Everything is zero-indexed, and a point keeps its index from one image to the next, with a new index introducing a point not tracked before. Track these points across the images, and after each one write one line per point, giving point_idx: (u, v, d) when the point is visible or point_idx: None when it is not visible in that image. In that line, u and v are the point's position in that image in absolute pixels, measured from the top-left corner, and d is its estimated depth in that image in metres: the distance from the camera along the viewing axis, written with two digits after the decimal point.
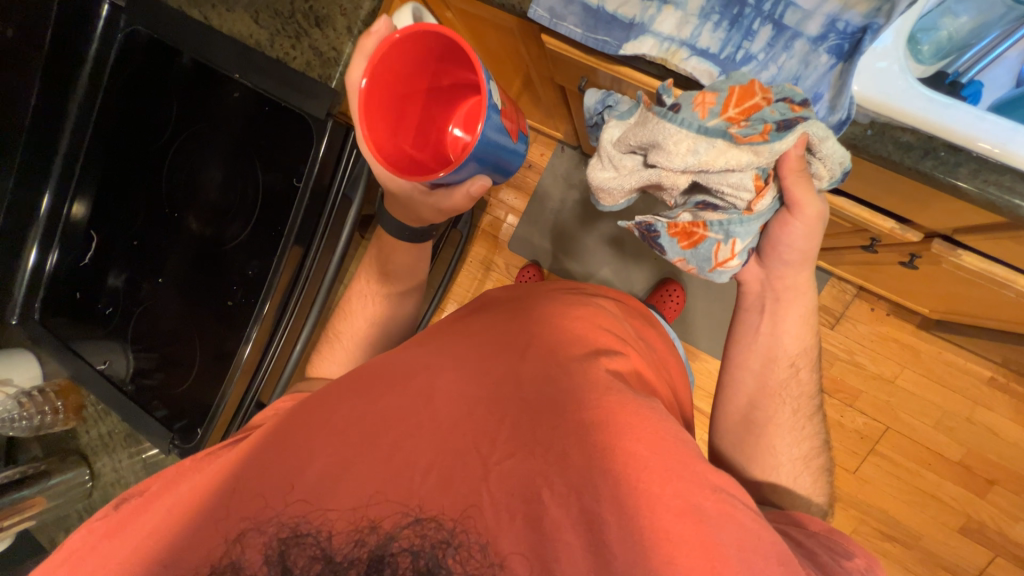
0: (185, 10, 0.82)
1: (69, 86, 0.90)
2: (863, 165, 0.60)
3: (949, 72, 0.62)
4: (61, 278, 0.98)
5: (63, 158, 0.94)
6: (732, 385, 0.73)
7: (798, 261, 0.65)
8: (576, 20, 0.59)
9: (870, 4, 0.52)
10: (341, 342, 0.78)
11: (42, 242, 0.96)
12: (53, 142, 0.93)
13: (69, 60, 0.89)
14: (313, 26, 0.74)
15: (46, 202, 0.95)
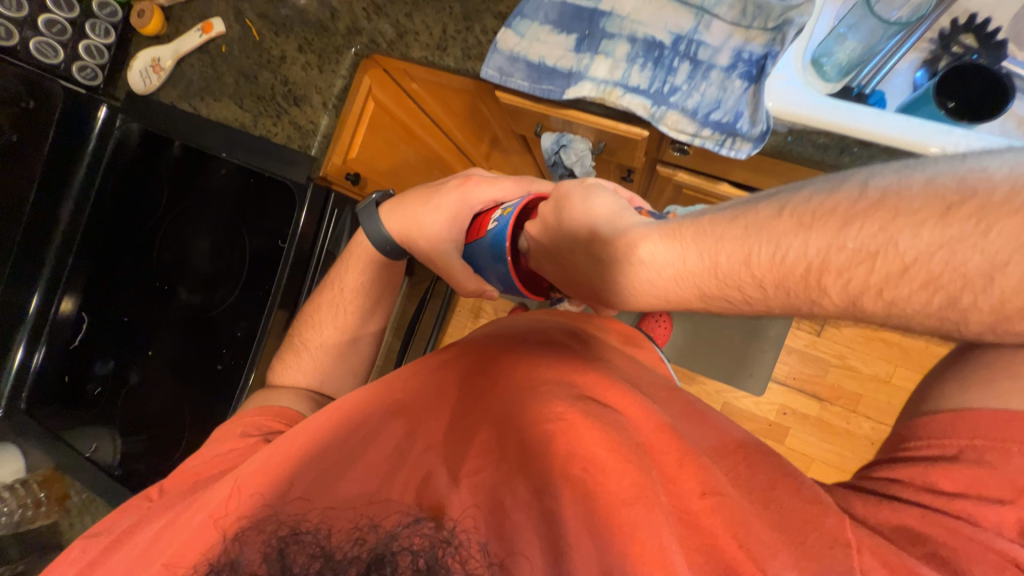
0: (178, 103, 0.89)
1: (66, 182, 0.92)
2: (782, 168, 0.69)
3: (854, 86, 0.69)
4: (50, 368, 0.94)
5: (58, 247, 0.93)
6: (931, 424, 0.44)
7: None
8: (523, 74, 0.68)
9: (766, 36, 0.61)
10: (305, 343, 0.77)
11: (29, 340, 0.92)
12: (47, 231, 0.91)
13: (67, 148, 0.89)
14: (292, 104, 0.82)
15: (36, 300, 0.92)
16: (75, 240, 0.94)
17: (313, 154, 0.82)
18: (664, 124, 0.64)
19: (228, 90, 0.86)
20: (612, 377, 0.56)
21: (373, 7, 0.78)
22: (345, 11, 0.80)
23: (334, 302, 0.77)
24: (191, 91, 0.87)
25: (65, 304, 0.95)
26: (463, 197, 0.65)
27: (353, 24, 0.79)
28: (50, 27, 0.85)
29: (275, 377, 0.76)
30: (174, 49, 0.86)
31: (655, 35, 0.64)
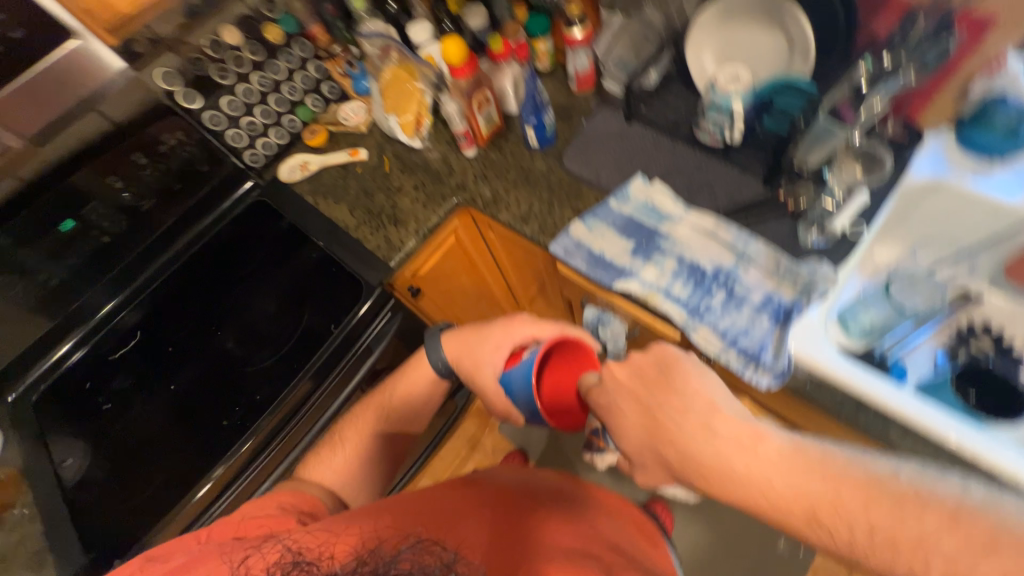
0: (306, 196, 1.09)
1: (191, 225, 1.06)
2: (803, 405, 0.73)
3: (877, 350, 0.74)
4: (84, 363, 0.98)
5: (152, 265, 1.03)
6: None
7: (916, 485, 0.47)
8: (583, 259, 0.82)
9: (795, 290, 0.71)
10: (344, 438, 0.79)
11: (80, 339, 0.99)
12: (151, 251, 1.03)
13: (206, 202, 1.06)
14: (391, 224, 1.00)
15: (109, 304, 1.01)
16: (170, 263, 1.04)
17: (391, 265, 0.96)
18: (696, 336, 0.72)
19: (348, 199, 1.06)
20: (618, 563, 0.55)
21: (482, 177, 0.99)
22: (459, 172, 1.02)
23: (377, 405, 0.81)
24: (319, 192, 1.08)
25: (128, 313, 1.01)
26: (507, 333, 0.73)
27: (463, 183, 1.00)
28: (245, 123, 1.05)
29: (303, 471, 0.76)
30: (323, 160, 1.09)
31: (699, 263, 0.76)
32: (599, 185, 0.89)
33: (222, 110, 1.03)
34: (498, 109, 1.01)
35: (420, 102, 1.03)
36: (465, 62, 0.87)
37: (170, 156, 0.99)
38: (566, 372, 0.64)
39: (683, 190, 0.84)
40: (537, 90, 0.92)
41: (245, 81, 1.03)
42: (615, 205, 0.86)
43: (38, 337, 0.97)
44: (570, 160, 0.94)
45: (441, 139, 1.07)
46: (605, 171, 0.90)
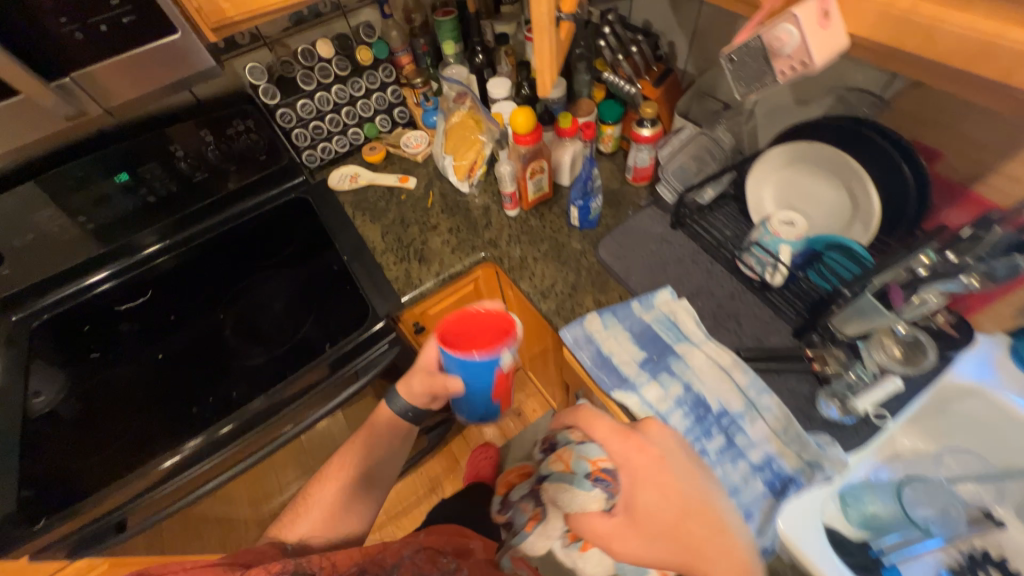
0: (346, 207, 1.11)
1: (245, 199, 1.08)
2: None
3: (875, 547, 0.65)
4: (114, 294, 0.99)
5: (211, 224, 1.06)
6: None
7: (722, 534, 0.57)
8: (589, 355, 0.80)
9: (797, 461, 0.67)
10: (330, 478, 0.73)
11: (115, 272, 0.99)
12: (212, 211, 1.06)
13: (265, 183, 1.08)
14: (416, 259, 1.00)
15: (157, 246, 1.02)
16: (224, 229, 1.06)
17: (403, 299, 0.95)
18: None
19: (383, 221, 1.08)
20: None
21: (516, 240, 0.99)
22: (495, 227, 1.03)
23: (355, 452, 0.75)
24: (360, 207, 1.11)
25: (172, 262, 1.03)
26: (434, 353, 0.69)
27: (495, 241, 1.00)
28: (312, 126, 1.09)
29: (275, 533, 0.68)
30: (372, 179, 1.13)
31: (705, 398, 0.73)
32: (626, 284, 0.88)
33: (294, 109, 1.06)
34: (550, 178, 1.02)
35: (479, 152, 1.06)
36: (529, 133, 0.88)
37: (251, 144, 1.04)
38: (477, 331, 0.61)
39: (707, 315, 0.81)
40: (590, 174, 0.90)
41: (325, 89, 1.07)
42: (638, 310, 0.84)
43: (80, 259, 0.96)
44: (604, 250, 0.94)
45: (488, 190, 1.09)
46: (637, 272, 0.89)
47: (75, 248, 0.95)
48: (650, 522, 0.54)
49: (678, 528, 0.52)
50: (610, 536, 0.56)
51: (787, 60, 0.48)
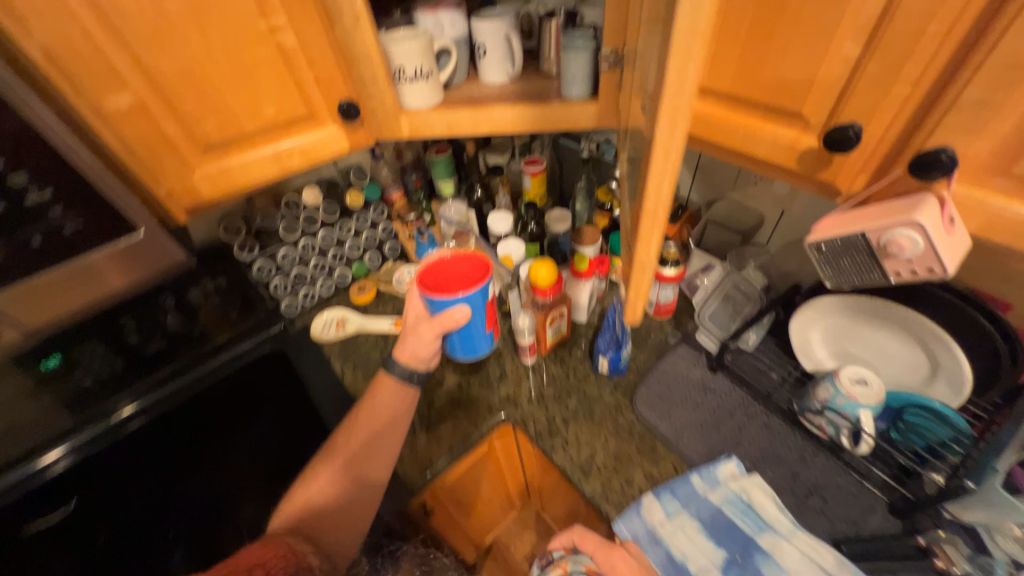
0: (332, 359, 0.96)
1: (232, 344, 0.79)
2: None
3: None
4: (48, 497, 0.62)
5: (188, 380, 0.73)
6: None
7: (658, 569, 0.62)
8: (658, 561, 0.64)
9: None
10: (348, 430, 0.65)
11: (80, 450, 0.65)
12: (188, 366, 0.75)
13: (255, 326, 0.83)
14: (423, 427, 0.84)
15: (125, 411, 0.69)
16: (203, 382, 0.74)
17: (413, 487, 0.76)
18: None
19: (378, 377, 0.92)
20: None
21: (537, 395, 0.86)
22: (513, 380, 0.89)
23: (381, 399, 0.67)
24: (349, 359, 0.94)
25: (146, 428, 0.69)
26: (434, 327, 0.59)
27: (513, 397, 0.86)
28: (294, 275, 0.97)
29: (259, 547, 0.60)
30: (362, 323, 0.99)
31: None
32: (678, 450, 0.75)
33: (272, 260, 0.94)
34: (568, 319, 0.92)
35: None
36: (551, 286, 0.80)
37: (234, 299, 0.86)
38: (446, 272, 0.58)
39: (784, 490, 0.70)
40: (620, 323, 0.80)
41: (309, 236, 0.97)
42: (699, 486, 0.70)
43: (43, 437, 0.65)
44: (642, 404, 0.82)
45: (498, 330, 0.98)
46: (688, 434, 0.77)
47: (23, 437, 0.65)
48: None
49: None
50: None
51: (900, 263, 0.42)
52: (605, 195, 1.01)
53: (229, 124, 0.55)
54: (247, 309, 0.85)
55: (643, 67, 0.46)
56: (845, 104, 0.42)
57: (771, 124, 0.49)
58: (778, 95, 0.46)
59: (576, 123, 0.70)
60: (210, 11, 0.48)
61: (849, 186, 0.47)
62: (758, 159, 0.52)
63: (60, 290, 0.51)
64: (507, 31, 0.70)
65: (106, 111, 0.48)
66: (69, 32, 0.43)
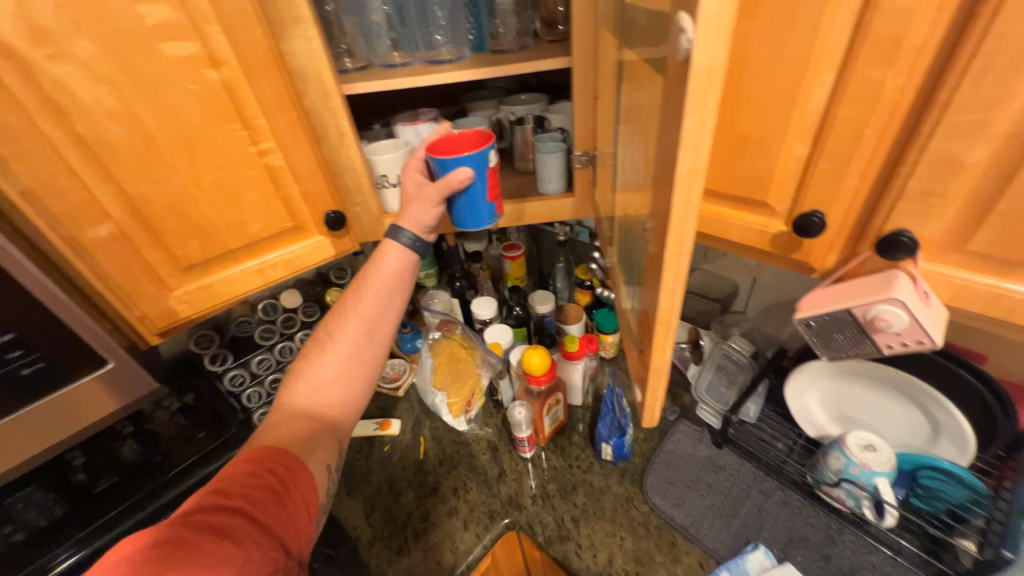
0: None
1: (190, 471, 0.73)
2: None
3: None
4: None
5: (136, 520, 0.67)
6: None
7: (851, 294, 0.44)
8: None
9: None
10: (361, 288, 0.59)
11: None
12: (137, 503, 0.68)
13: (216, 447, 0.76)
14: (418, 547, 0.75)
15: (66, 561, 0.62)
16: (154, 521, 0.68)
17: None
18: None
19: (364, 489, 0.83)
20: None
21: (540, 493, 0.80)
22: (513, 477, 0.83)
23: (380, 271, 0.60)
24: None
25: None
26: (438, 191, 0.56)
27: (515, 498, 0.80)
28: (269, 381, 0.91)
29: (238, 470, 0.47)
30: None
31: None
32: (701, 543, 0.70)
33: (247, 368, 0.89)
34: (564, 403, 0.89)
35: (476, 384, 0.90)
36: (546, 373, 0.79)
37: (201, 417, 0.79)
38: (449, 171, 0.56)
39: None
40: (619, 407, 0.80)
41: (287, 339, 0.93)
42: None
43: None
44: (653, 491, 0.77)
45: (491, 421, 0.93)
46: (707, 524, 0.72)
47: None
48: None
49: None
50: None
51: (889, 336, 0.44)
52: (584, 274, 1.03)
53: (212, 245, 0.55)
54: (213, 426, 0.79)
55: (620, 170, 0.49)
56: (804, 194, 0.46)
57: (740, 212, 0.53)
58: (743, 188, 0.50)
59: (554, 214, 0.74)
60: (200, 143, 0.49)
61: (822, 263, 0.50)
62: (733, 241, 0.56)
63: (23, 433, 0.47)
64: None
65: (81, 243, 0.47)
66: (51, 173, 0.43)
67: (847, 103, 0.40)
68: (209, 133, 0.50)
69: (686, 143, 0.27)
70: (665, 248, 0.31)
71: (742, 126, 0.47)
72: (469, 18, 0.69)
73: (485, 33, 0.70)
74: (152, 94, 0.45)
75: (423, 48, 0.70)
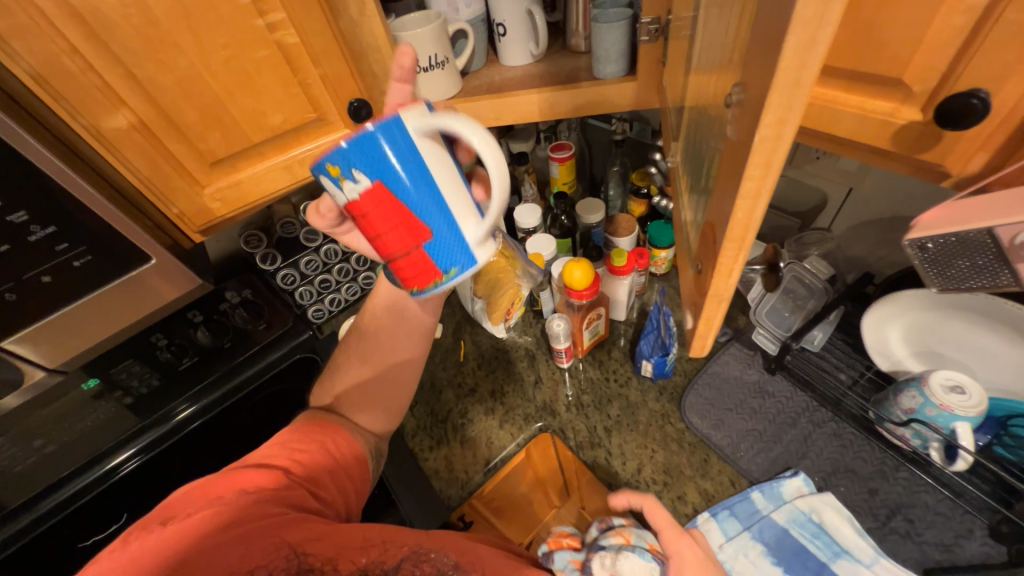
0: None
1: (268, 350, 0.79)
2: None
3: None
4: (117, 493, 0.65)
5: (231, 386, 0.75)
6: None
7: (999, 208, 0.34)
8: None
9: None
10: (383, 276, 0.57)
11: (143, 450, 0.67)
12: (230, 372, 0.76)
13: (288, 333, 0.82)
14: (456, 439, 0.80)
15: (184, 412, 0.71)
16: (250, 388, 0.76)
17: (450, 502, 0.74)
18: None
19: None
20: None
21: (575, 402, 0.81)
22: (549, 386, 0.84)
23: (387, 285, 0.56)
24: None
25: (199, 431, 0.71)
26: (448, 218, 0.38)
27: (550, 405, 0.81)
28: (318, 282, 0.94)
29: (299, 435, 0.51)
30: None
31: None
32: (736, 464, 0.69)
33: (297, 267, 0.91)
34: (606, 318, 0.86)
35: (516, 294, 0.87)
36: (588, 288, 0.74)
37: (264, 310, 0.84)
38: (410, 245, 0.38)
39: (862, 509, 0.63)
40: (665, 325, 0.75)
41: (332, 241, 0.93)
42: (761, 504, 0.65)
43: (106, 442, 0.66)
44: (691, 411, 0.75)
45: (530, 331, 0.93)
46: (745, 446, 0.70)
47: (79, 446, 0.64)
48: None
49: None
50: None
51: None
52: (641, 180, 0.91)
53: (235, 138, 0.52)
54: (282, 313, 0.84)
55: (699, 34, 0.38)
56: (965, 66, 0.33)
57: (859, 97, 0.40)
58: (869, 61, 0.37)
59: (609, 106, 0.63)
60: (200, 15, 0.43)
61: (960, 167, 0.38)
62: (838, 136, 0.44)
63: (94, 315, 0.51)
64: (528, 5, 0.62)
65: (103, 133, 0.45)
66: (55, 53, 0.40)
67: None
68: (209, 3, 0.43)
69: None
70: (756, 133, 0.23)
71: None
72: None
73: None
74: None
75: None
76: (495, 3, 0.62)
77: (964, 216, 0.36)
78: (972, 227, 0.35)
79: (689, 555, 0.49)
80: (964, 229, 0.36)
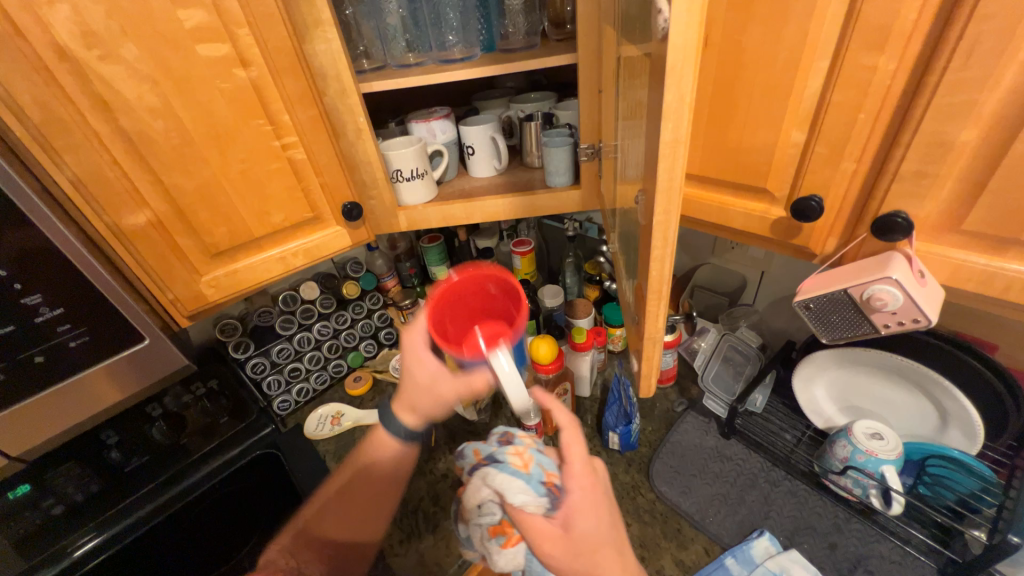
0: (327, 458, 0.88)
1: (206, 458, 0.78)
2: None
3: None
4: None
5: (156, 503, 0.73)
6: None
7: (853, 274, 0.46)
8: None
9: None
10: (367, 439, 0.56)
11: None
12: (173, 477, 0.75)
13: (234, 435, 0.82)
14: (428, 530, 0.77)
15: (88, 544, 0.67)
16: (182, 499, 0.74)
17: None
18: None
19: None
20: None
21: None
22: None
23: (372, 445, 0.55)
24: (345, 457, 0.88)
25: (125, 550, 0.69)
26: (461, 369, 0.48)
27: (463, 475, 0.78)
28: (288, 370, 0.94)
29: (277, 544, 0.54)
30: (360, 416, 0.95)
31: None
32: (707, 530, 0.71)
33: (268, 356, 0.92)
34: (572, 395, 0.91)
35: None
36: (554, 362, 0.81)
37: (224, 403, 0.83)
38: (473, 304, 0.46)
39: (827, 567, 0.65)
40: (625, 395, 0.81)
41: (305, 330, 0.96)
42: (736, 570, 0.65)
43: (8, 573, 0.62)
44: (659, 479, 0.78)
45: (501, 412, 0.95)
46: (713, 511, 0.73)
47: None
48: (584, 546, 0.43)
49: (597, 553, 0.43)
50: (541, 537, 0.44)
51: (886, 317, 0.46)
52: (593, 269, 1.05)
53: (239, 232, 0.59)
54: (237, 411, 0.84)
55: (621, 157, 0.52)
56: (803, 180, 0.48)
57: (742, 200, 0.54)
58: (743, 176, 0.52)
59: (561, 208, 0.76)
60: (228, 138, 0.53)
61: (821, 248, 0.51)
62: (734, 229, 0.58)
63: (68, 405, 0.51)
64: (491, 133, 0.78)
65: (123, 229, 0.51)
66: (99, 165, 0.47)
67: (841, 90, 0.41)
68: (238, 130, 0.53)
69: (669, 119, 0.29)
70: (653, 219, 0.33)
71: (740, 114, 0.48)
72: (480, 19, 0.72)
73: (495, 33, 0.73)
74: (187, 92, 0.49)
75: (436, 48, 0.73)
76: (465, 132, 0.77)
77: (834, 279, 0.47)
78: (836, 288, 0.47)
79: (583, 493, 0.45)
80: (831, 289, 0.47)
